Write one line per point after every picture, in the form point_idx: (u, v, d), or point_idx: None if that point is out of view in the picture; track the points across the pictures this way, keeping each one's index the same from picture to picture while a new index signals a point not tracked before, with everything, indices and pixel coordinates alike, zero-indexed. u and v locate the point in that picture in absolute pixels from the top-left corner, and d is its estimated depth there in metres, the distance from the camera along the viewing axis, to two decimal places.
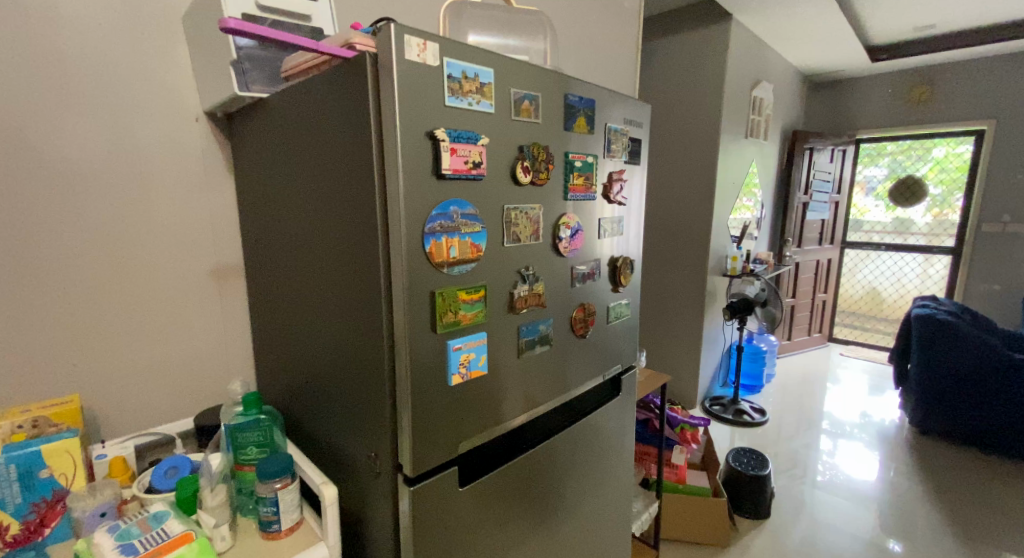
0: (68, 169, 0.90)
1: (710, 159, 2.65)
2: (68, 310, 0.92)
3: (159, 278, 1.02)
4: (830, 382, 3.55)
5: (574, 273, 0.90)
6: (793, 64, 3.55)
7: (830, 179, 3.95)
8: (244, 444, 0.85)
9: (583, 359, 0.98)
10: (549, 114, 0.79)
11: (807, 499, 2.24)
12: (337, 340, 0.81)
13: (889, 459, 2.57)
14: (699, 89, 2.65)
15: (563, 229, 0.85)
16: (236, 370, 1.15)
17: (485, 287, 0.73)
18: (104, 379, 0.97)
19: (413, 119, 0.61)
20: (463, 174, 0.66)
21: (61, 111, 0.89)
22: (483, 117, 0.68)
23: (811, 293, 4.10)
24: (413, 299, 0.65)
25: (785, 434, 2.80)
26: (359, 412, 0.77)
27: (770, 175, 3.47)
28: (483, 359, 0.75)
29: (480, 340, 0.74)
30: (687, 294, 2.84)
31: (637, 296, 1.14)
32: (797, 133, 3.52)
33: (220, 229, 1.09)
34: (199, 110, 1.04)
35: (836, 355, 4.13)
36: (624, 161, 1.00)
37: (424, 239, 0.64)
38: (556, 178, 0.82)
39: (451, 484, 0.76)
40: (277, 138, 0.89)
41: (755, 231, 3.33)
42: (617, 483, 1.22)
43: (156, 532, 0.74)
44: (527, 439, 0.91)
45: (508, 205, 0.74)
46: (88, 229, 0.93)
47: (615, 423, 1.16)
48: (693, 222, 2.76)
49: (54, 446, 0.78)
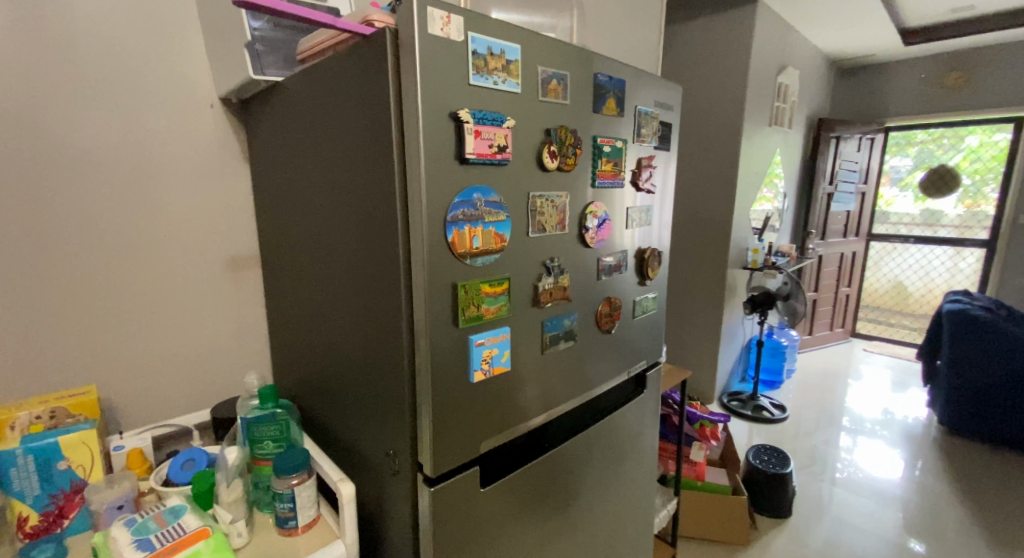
0: (81, 157, 0.88)
1: (733, 148, 2.57)
2: (84, 301, 0.90)
3: (174, 268, 1.00)
4: (852, 378, 3.44)
5: (600, 265, 0.86)
6: (820, 49, 3.42)
7: (857, 169, 3.83)
8: (261, 438, 0.82)
9: (607, 356, 0.94)
10: (577, 96, 0.74)
11: (826, 498, 2.18)
12: (355, 335, 0.78)
13: (913, 458, 2.49)
14: (723, 75, 2.56)
15: (590, 218, 0.81)
16: (253, 362, 1.13)
17: (509, 279, 0.69)
18: (120, 370, 0.95)
19: (435, 100, 0.58)
20: (488, 158, 0.62)
21: (74, 98, 0.87)
22: (508, 97, 0.64)
23: (834, 286, 4.00)
24: (434, 292, 0.62)
25: (806, 430, 2.73)
26: (377, 408, 0.75)
27: (794, 164, 3.37)
28: (507, 354, 0.71)
29: (503, 335, 0.70)
30: (707, 287, 2.77)
31: (663, 289, 1.10)
32: (824, 121, 3.40)
33: (235, 218, 1.07)
34: (214, 96, 1.01)
35: (858, 350, 4.02)
36: (654, 146, 0.96)
37: (446, 228, 0.61)
38: (583, 163, 0.78)
39: (472, 485, 0.73)
40: (293, 124, 0.85)
41: (777, 222, 3.24)
42: (638, 483, 1.18)
43: (173, 527, 0.72)
44: (547, 439, 0.88)
45: (534, 192, 0.70)
46: (103, 218, 0.91)
47: (637, 423, 1.12)
48: (714, 213, 2.68)
49: (72, 437, 0.77)
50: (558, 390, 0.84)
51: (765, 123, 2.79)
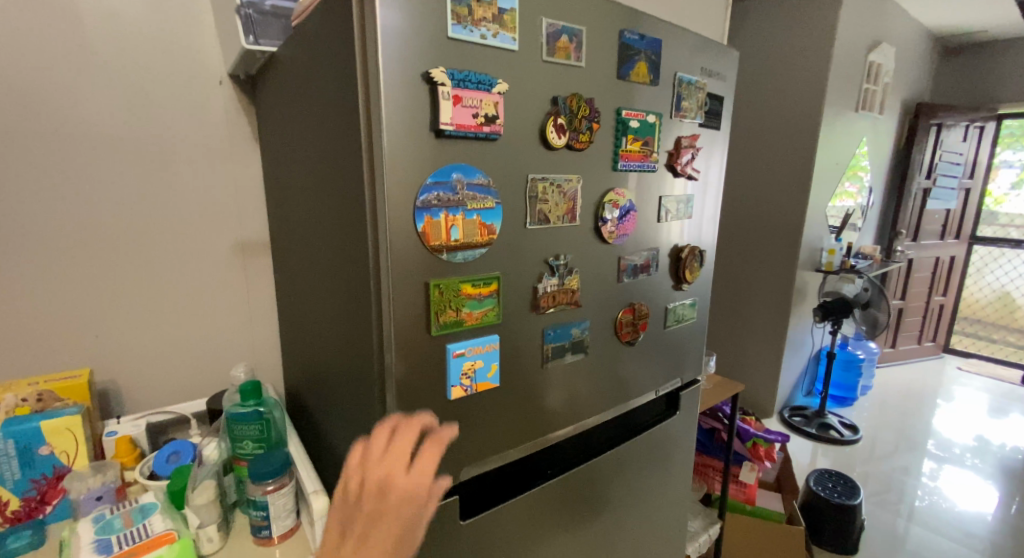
0: (82, 132, 0.83)
1: (813, 136, 2.26)
2: (87, 283, 0.87)
3: (178, 253, 0.95)
4: (941, 399, 3.02)
5: (622, 265, 0.74)
6: (923, 23, 2.97)
7: (961, 162, 3.33)
8: (241, 437, 0.78)
9: (629, 372, 0.81)
10: (595, 58, 0.63)
11: (901, 533, 1.89)
12: (336, 336, 0.68)
13: (1012, 495, 2.13)
14: (808, 53, 2.24)
15: (609, 208, 0.69)
16: (261, 353, 1.08)
17: (499, 279, 0.59)
18: (122, 355, 0.93)
19: (406, 58, 0.48)
20: (471, 131, 0.53)
21: (71, 70, 0.81)
22: (500, 54, 0.54)
23: (925, 295, 3.54)
24: (401, 290, 0.52)
25: (880, 452, 2.41)
26: (353, 419, 0.66)
27: (883, 155, 2.97)
28: (496, 367, 0.61)
29: (491, 345, 0.60)
30: (772, 291, 2.49)
31: (707, 294, 0.94)
32: (922, 106, 2.96)
33: (245, 203, 1.00)
34: (223, 72, 0.94)
35: (951, 368, 3.53)
36: (699, 124, 0.81)
37: (417, 215, 0.52)
38: (602, 141, 0.66)
39: (451, 518, 0.62)
40: (287, 98, 0.76)
41: (860, 221, 2.87)
42: (670, 513, 1.03)
43: (137, 529, 0.67)
44: (549, 465, 0.76)
45: (534, 174, 0.60)
46: (105, 197, 0.86)
47: (667, 449, 0.97)
48: (786, 209, 2.39)
49: (55, 423, 0.74)
50: (563, 410, 0.71)
51: (850, 108, 2.45)
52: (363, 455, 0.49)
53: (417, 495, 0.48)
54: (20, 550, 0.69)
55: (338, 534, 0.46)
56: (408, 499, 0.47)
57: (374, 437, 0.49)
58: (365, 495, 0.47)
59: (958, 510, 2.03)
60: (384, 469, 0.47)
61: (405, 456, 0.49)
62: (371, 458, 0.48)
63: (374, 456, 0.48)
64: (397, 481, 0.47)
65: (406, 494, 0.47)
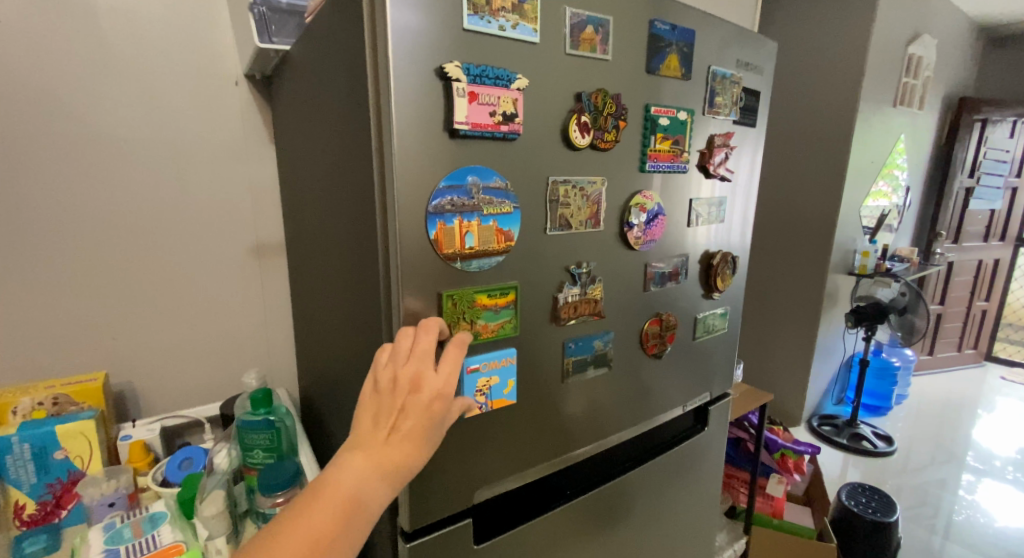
0: (100, 133, 0.82)
1: (849, 133, 2.16)
2: (103, 284, 0.87)
3: (194, 255, 0.94)
4: (982, 410, 2.86)
5: (649, 272, 0.69)
6: (967, 13, 2.81)
7: (1008, 159, 3.15)
8: (252, 446, 0.76)
9: (656, 385, 0.77)
10: (622, 52, 0.59)
11: (936, 549, 1.78)
12: (346, 345, 0.65)
13: None
14: (842, 47, 2.14)
15: (635, 212, 0.64)
16: (276, 356, 1.06)
17: (517, 288, 0.55)
18: (137, 357, 0.92)
19: (417, 51, 0.44)
20: (487, 130, 0.49)
21: (87, 71, 0.80)
22: (519, 47, 0.50)
23: (966, 300, 3.37)
24: (412, 300, 0.49)
25: (915, 464, 2.29)
26: None
27: (922, 153, 2.83)
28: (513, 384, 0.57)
29: (508, 359, 0.56)
30: (803, 295, 2.39)
31: (738, 303, 0.89)
32: (965, 101, 2.81)
33: (260, 204, 0.98)
34: (239, 73, 0.92)
35: (994, 377, 3.34)
36: (734, 121, 0.76)
37: (428, 221, 0.48)
38: (629, 141, 0.62)
39: (463, 540, 0.59)
40: (299, 96, 0.73)
41: (896, 221, 2.74)
42: (694, 532, 0.97)
43: (147, 538, 0.65)
44: (568, 485, 0.72)
45: (555, 176, 0.56)
46: (121, 198, 0.86)
47: (693, 466, 0.91)
48: (819, 209, 2.29)
49: (70, 427, 0.73)
50: (583, 423, 0.67)
51: (888, 103, 2.33)
52: (391, 352, 0.47)
53: (447, 390, 0.48)
54: (37, 553, 0.68)
55: (370, 426, 0.45)
56: (439, 394, 0.47)
57: (400, 335, 0.48)
58: (398, 390, 0.46)
59: (998, 526, 1.91)
60: (414, 366, 0.46)
61: (431, 355, 0.48)
62: (399, 354, 0.47)
63: (402, 353, 0.47)
64: (428, 378, 0.47)
65: (437, 388, 0.47)
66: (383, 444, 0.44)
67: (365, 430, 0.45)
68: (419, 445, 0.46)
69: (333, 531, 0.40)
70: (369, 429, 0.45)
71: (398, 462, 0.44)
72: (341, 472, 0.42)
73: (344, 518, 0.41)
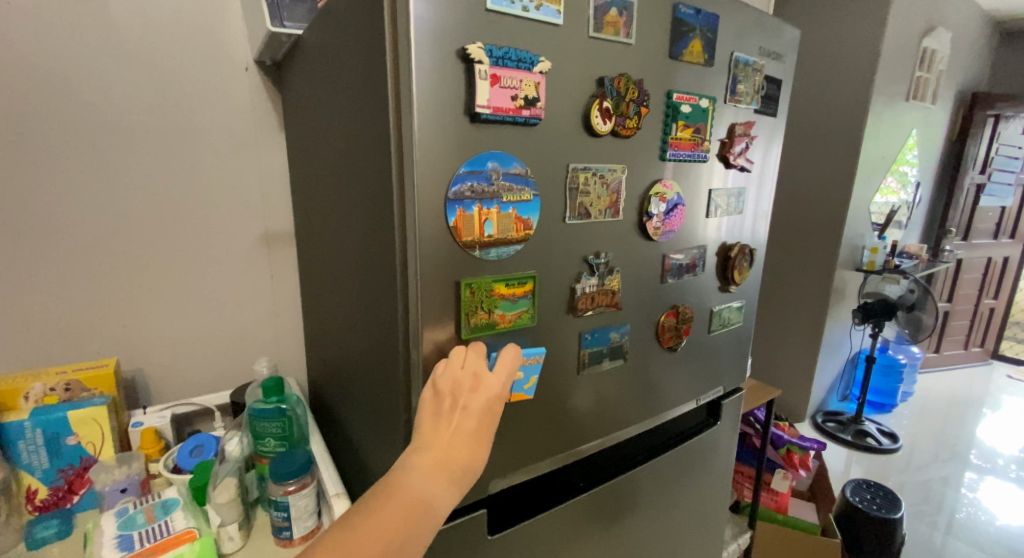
0: (113, 120, 0.82)
1: (861, 127, 2.12)
2: (113, 270, 0.86)
3: (203, 242, 0.93)
4: (987, 408, 2.84)
5: (666, 264, 0.68)
6: (983, 7, 2.77)
7: (1020, 156, 3.11)
8: (263, 434, 0.76)
9: (669, 379, 0.76)
10: (644, 37, 0.58)
11: (938, 546, 1.78)
12: (358, 335, 0.65)
13: None
14: (856, 40, 2.11)
15: (655, 202, 0.64)
16: (285, 345, 1.06)
17: (535, 279, 0.55)
18: (147, 344, 0.92)
19: (439, 32, 0.43)
20: (508, 115, 0.48)
21: (98, 54, 0.79)
22: (541, 29, 0.49)
23: (974, 298, 3.34)
24: (430, 287, 0.49)
25: (918, 461, 2.28)
26: (374, 423, 0.62)
27: (933, 149, 2.79)
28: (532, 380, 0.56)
29: (535, 357, 0.56)
30: (810, 291, 2.37)
31: (753, 297, 0.88)
32: (979, 96, 2.77)
33: (270, 192, 0.97)
34: (250, 59, 0.91)
35: (1000, 376, 3.31)
36: (754, 110, 0.75)
37: (448, 208, 0.47)
38: (649, 129, 0.61)
39: (478, 531, 0.58)
40: (311, 82, 0.72)
41: (905, 218, 2.71)
42: (702, 526, 0.97)
43: (159, 525, 0.65)
44: (581, 478, 0.72)
45: (575, 164, 0.55)
46: (131, 184, 0.85)
47: (703, 461, 0.91)
48: (828, 204, 2.26)
49: (82, 413, 0.73)
50: (595, 415, 0.67)
51: (900, 98, 2.30)
52: (445, 366, 0.49)
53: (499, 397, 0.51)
54: (50, 539, 0.68)
55: (430, 434, 0.47)
56: (494, 401, 0.50)
57: (454, 351, 0.50)
58: (456, 401, 0.48)
59: (1000, 524, 1.90)
60: (473, 375, 0.49)
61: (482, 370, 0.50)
62: (454, 368, 0.49)
63: (456, 360, 0.50)
64: (485, 385, 0.50)
65: (492, 395, 0.50)
66: (447, 449, 0.47)
67: (426, 438, 0.47)
68: (478, 448, 0.49)
69: (408, 533, 0.42)
70: (429, 433, 0.48)
71: (460, 465, 0.47)
72: (410, 475, 0.45)
73: (415, 519, 0.43)
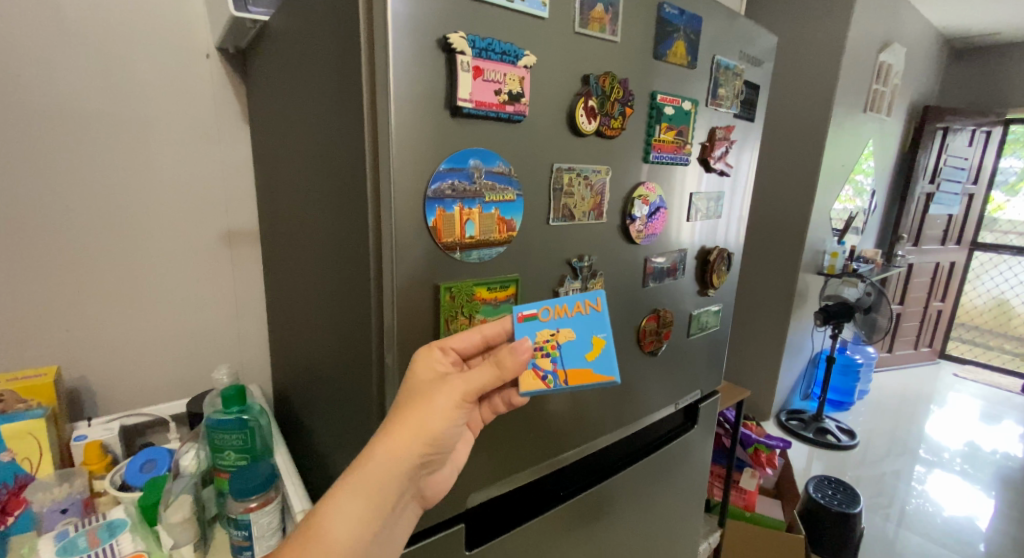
0: (57, 106, 0.75)
1: (823, 136, 2.20)
2: (53, 269, 0.79)
3: (157, 239, 0.87)
4: (935, 405, 2.99)
5: (648, 267, 0.68)
6: (933, 24, 2.91)
7: (966, 167, 3.29)
8: (222, 447, 0.72)
9: (647, 384, 0.75)
10: (629, 37, 0.57)
11: (890, 538, 1.85)
12: (328, 338, 0.61)
13: (997, 502, 2.10)
14: (819, 53, 2.19)
15: (638, 205, 0.63)
16: (247, 349, 1.00)
17: (517, 282, 0.53)
18: (94, 348, 0.85)
19: (418, 16, 0.41)
20: (492, 110, 0.46)
21: (35, 33, 0.72)
22: (526, 22, 0.47)
23: (924, 300, 3.51)
24: (406, 287, 0.46)
25: (874, 456, 2.37)
26: (345, 432, 0.59)
27: (887, 158, 2.92)
28: (599, 343, 0.51)
29: (600, 340, 0.51)
30: (776, 294, 2.43)
31: (730, 300, 0.88)
32: (930, 108, 2.91)
33: (233, 187, 0.92)
34: (211, 46, 0.85)
35: (947, 375, 3.49)
36: (734, 114, 0.75)
37: (427, 207, 0.45)
38: (633, 129, 0.60)
39: (456, 546, 0.56)
40: (278, 71, 0.68)
41: (861, 224, 2.82)
42: (677, 529, 0.96)
43: (105, 549, 0.60)
44: (561, 487, 0.71)
45: (560, 164, 0.53)
46: (75, 175, 0.78)
47: (679, 464, 0.91)
48: (793, 210, 2.33)
49: (17, 427, 0.67)
50: (573, 422, 0.65)
51: (858, 109, 2.39)
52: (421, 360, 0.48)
53: (442, 375, 0.46)
54: None
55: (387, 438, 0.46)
56: (429, 375, 0.46)
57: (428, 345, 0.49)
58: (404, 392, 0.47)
59: (946, 515, 2.00)
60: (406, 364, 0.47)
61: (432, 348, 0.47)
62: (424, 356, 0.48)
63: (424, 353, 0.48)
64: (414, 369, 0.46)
65: (431, 375, 0.46)
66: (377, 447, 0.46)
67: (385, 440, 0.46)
68: (400, 443, 0.45)
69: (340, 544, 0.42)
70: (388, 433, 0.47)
71: (376, 467, 0.44)
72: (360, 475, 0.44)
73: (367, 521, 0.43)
